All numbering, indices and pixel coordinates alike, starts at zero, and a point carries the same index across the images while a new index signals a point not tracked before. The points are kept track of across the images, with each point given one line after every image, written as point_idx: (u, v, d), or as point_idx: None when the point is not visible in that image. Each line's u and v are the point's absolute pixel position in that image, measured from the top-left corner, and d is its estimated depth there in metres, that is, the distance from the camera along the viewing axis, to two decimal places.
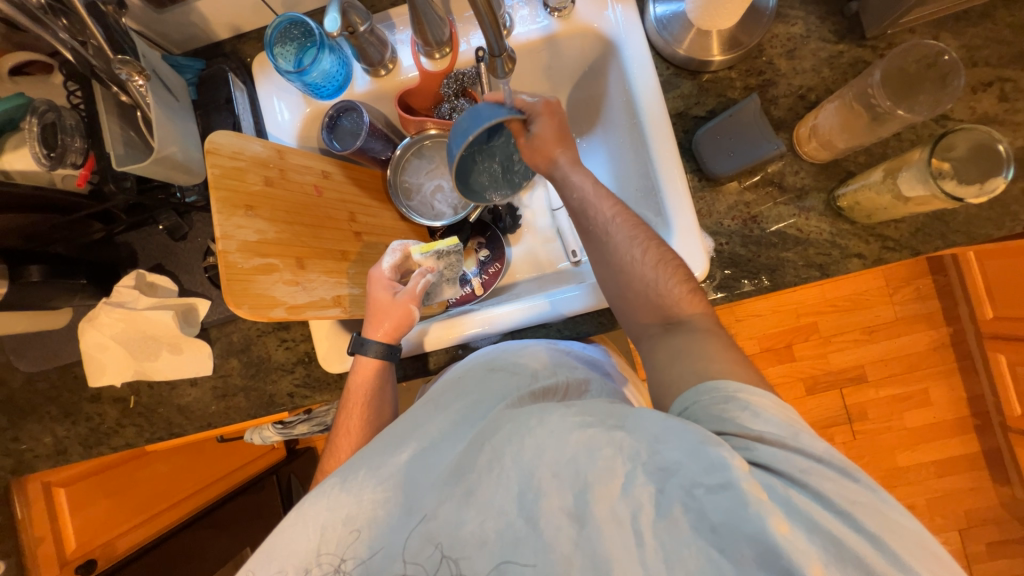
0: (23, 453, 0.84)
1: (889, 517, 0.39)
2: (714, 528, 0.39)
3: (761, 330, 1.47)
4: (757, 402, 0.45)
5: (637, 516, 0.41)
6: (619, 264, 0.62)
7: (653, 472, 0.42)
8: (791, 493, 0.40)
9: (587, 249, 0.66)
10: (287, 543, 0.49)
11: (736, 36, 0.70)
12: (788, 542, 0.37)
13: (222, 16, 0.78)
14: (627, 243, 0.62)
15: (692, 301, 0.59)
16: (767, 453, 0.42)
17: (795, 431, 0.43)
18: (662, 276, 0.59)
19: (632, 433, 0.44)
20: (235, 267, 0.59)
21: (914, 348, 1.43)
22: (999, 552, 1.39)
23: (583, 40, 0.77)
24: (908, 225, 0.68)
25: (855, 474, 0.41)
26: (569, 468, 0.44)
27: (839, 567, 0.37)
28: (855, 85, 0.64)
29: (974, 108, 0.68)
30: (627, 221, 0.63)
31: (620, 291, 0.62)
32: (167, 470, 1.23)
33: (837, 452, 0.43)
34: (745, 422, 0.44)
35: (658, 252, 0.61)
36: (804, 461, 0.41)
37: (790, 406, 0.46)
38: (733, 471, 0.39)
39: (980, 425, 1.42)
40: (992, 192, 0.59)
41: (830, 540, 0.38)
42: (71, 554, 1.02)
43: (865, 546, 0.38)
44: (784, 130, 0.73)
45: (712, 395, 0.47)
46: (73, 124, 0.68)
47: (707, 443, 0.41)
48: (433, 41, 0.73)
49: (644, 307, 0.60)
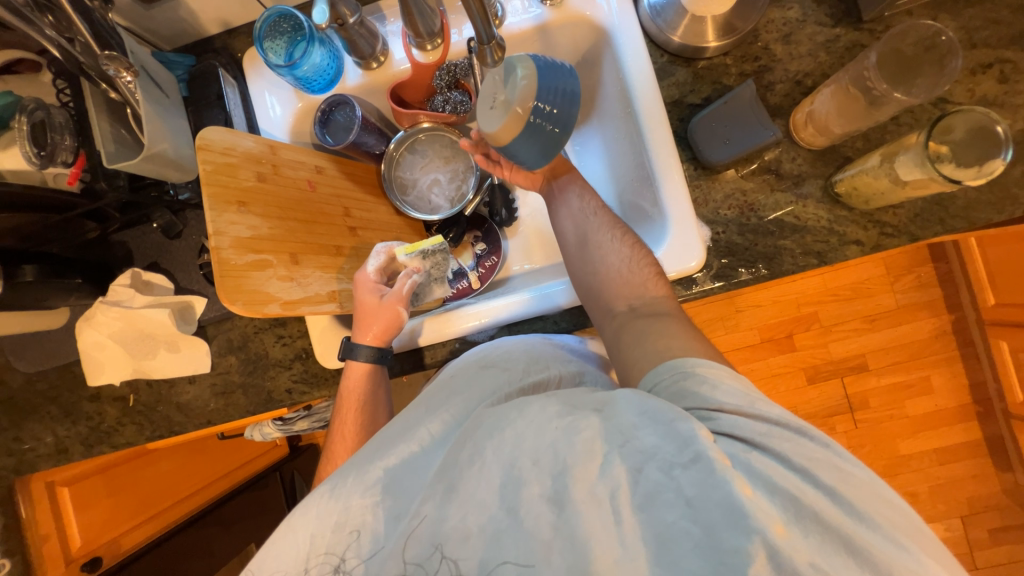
0: (25, 453, 0.84)
1: (844, 470, 0.41)
2: (689, 503, 0.39)
3: (762, 321, 1.46)
4: (713, 375, 0.47)
5: (615, 495, 0.41)
6: (597, 242, 0.65)
7: (631, 453, 0.42)
8: (752, 457, 0.41)
9: (564, 226, 0.68)
10: (276, 553, 0.49)
11: (731, 21, 0.69)
12: (751, 502, 0.38)
13: (211, 11, 0.77)
14: (607, 227, 0.65)
15: (657, 285, 0.61)
16: (728, 421, 0.43)
17: (750, 399, 0.45)
18: (634, 257, 0.63)
19: (608, 418, 0.45)
20: (228, 263, 0.58)
21: (915, 336, 1.42)
22: (1002, 538, 1.38)
23: (575, 29, 0.76)
24: (906, 210, 0.67)
25: (810, 432, 0.43)
26: (549, 454, 0.44)
27: (798, 526, 0.38)
28: (851, 69, 0.63)
29: (973, 90, 0.67)
30: (609, 215, 0.67)
31: (591, 269, 0.64)
32: (169, 468, 1.23)
33: (792, 415, 0.45)
34: (705, 395, 0.46)
35: (633, 238, 0.65)
36: (763, 425, 0.43)
37: (744, 378, 0.48)
38: (701, 443, 0.40)
39: (981, 411, 1.42)
40: (990, 174, 0.58)
41: (790, 500, 0.38)
42: (75, 552, 1.03)
43: (823, 500, 0.39)
44: (781, 117, 0.72)
45: (672, 372, 0.49)
46: (63, 122, 0.67)
47: (678, 420, 0.42)
48: (424, 33, 0.72)
49: (614, 288, 0.62)
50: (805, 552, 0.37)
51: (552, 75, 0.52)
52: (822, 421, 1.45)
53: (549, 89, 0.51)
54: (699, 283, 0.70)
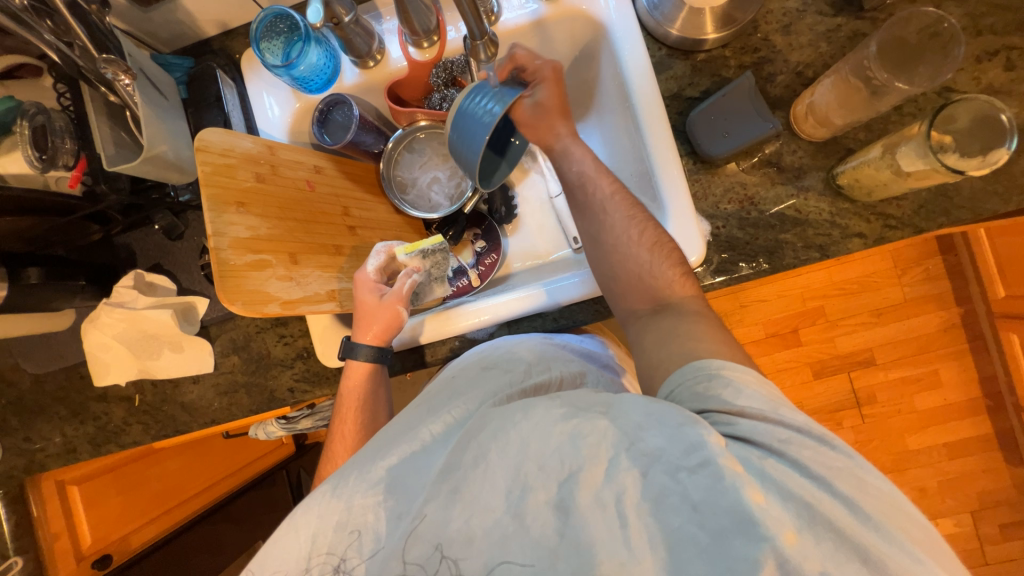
0: (35, 452, 0.85)
1: (866, 481, 0.40)
2: (695, 508, 0.39)
3: (767, 316, 1.45)
4: (738, 379, 0.47)
5: (620, 499, 0.41)
6: (616, 242, 0.63)
7: (637, 456, 0.42)
8: (767, 463, 0.40)
9: (582, 225, 0.67)
10: (279, 551, 0.50)
11: (730, 13, 0.68)
12: (761, 510, 0.37)
13: (209, 13, 0.78)
14: (624, 222, 0.63)
15: (684, 286, 0.60)
16: (747, 427, 0.43)
17: (776, 405, 0.45)
18: (655, 259, 0.61)
19: (614, 420, 0.45)
20: (227, 264, 0.58)
21: (925, 329, 1.40)
22: (1013, 534, 1.36)
23: (572, 24, 0.75)
24: (910, 202, 0.66)
25: (833, 442, 0.42)
26: (555, 459, 0.44)
27: (811, 533, 0.37)
28: (852, 59, 0.62)
29: (978, 78, 0.66)
30: (623, 201, 0.65)
31: (611, 266, 0.63)
32: (176, 467, 1.24)
33: (816, 423, 0.44)
34: (727, 398, 0.45)
35: (654, 236, 0.63)
36: (784, 432, 0.42)
37: (772, 383, 0.47)
38: (710, 449, 0.40)
39: (992, 405, 1.40)
40: (995, 163, 0.57)
41: (803, 507, 0.38)
42: (86, 549, 1.03)
43: (839, 509, 0.38)
44: (781, 109, 0.71)
45: (696, 374, 0.49)
46: (63, 126, 0.69)
47: (686, 425, 0.42)
48: (420, 31, 0.71)
49: (635, 288, 0.62)
50: (816, 560, 0.37)
51: (501, 98, 0.56)
52: (829, 416, 1.43)
53: (491, 100, 0.56)
54: (701, 278, 0.69)
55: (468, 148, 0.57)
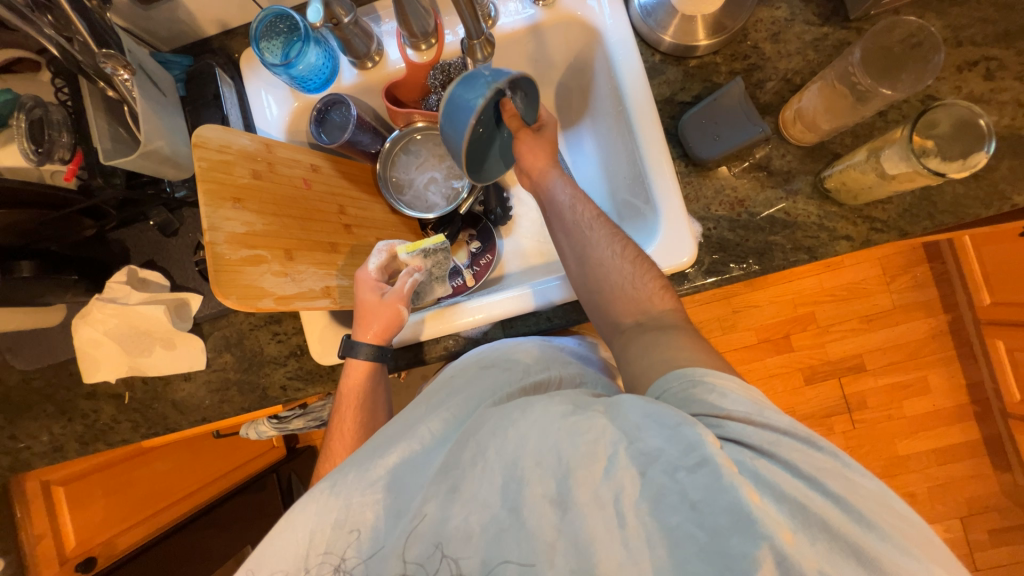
0: (21, 450, 0.84)
1: (853, 481, 0.41)
2: (693, 507, 0.39)
3: (759, 322, 1.46)
4: (722, 384, 0.47)
5: (619, 497, 0.42)
6: (606, 251, 0.64)
7: (636, 455, 0.43)
8: (759, 464, 0.41)
9: (566, 245, 0.68)
10: (275, 551, 0.49)
11: (721, 21, 0.70)
12: (758, 508, 0.38)
13: (209, 12, 0.79)
14: (607, 240, 0.65)
15: (663, 299, 0.61)
16: (736, 428, 0.43)
17: (761, 408, 0.45)
18: (637, 271, 0.63)
19: (612, 419, 0.45)
20: (222, 258, 0.59)
21: (912, 336, 1.43)
22: (1001, 539, 1.38)
23: (567, 29, 0.77)
24: (895, 206, 0.68)
25: (819, 442, 0.43)
26: (553, 455, 0.44)
27: (806, 533, 0.38)
28: (837, 67, 0.64)
29: (960, 87, 0.68)
30: (606, 223, 0.67)
31: (600, 272, 0.64)
32: (165, 468, 1.21)
33: (800, 424, 0.45)
34: (714, 402, 0.46)
35: (635, 251, 0.65)
36: (771, 434, 0.43)
37: (755, 387, 0.48)
38: (708, 449, 0.40)
39: (979, 411, 1.42)
40: (974, 166, 0.59)
41: (797, 507, 0.39)
42: (70, 552, 1.02)
43: (830, 508, 0.39)
44: (770, 115, 0.73)
45: (681, 381, 0.49)
46: (60, 120, 0.69)
47: (683, 425, 0.42)
48: (418, 33, 0.72)
49: (621, 295, 0.62)
50: (814, 560, 0.37)
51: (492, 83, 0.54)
52: (819, 422, 1.45)
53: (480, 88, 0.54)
54: (691, 279, 0.70)
55: (455, 133, 0.56)
